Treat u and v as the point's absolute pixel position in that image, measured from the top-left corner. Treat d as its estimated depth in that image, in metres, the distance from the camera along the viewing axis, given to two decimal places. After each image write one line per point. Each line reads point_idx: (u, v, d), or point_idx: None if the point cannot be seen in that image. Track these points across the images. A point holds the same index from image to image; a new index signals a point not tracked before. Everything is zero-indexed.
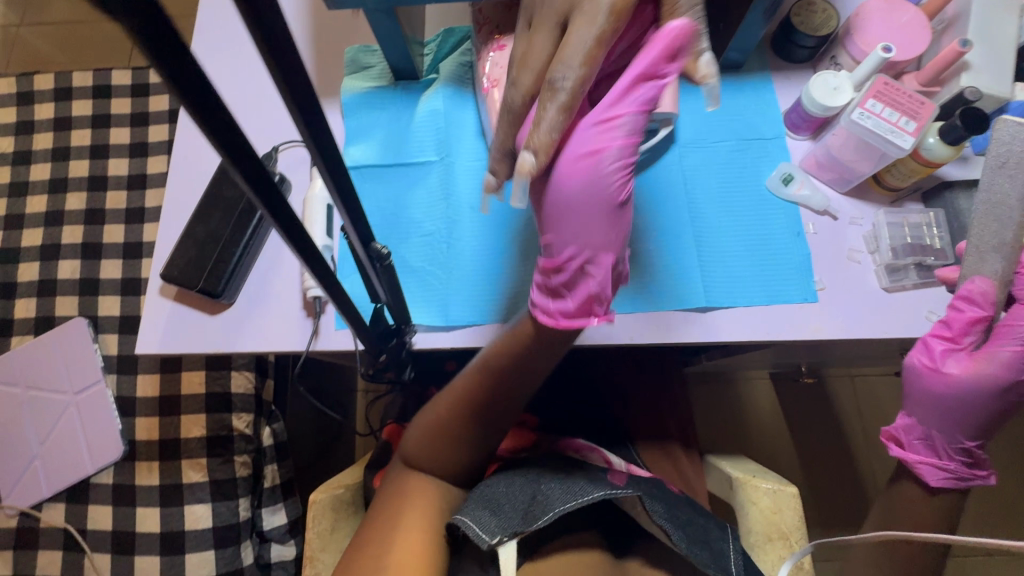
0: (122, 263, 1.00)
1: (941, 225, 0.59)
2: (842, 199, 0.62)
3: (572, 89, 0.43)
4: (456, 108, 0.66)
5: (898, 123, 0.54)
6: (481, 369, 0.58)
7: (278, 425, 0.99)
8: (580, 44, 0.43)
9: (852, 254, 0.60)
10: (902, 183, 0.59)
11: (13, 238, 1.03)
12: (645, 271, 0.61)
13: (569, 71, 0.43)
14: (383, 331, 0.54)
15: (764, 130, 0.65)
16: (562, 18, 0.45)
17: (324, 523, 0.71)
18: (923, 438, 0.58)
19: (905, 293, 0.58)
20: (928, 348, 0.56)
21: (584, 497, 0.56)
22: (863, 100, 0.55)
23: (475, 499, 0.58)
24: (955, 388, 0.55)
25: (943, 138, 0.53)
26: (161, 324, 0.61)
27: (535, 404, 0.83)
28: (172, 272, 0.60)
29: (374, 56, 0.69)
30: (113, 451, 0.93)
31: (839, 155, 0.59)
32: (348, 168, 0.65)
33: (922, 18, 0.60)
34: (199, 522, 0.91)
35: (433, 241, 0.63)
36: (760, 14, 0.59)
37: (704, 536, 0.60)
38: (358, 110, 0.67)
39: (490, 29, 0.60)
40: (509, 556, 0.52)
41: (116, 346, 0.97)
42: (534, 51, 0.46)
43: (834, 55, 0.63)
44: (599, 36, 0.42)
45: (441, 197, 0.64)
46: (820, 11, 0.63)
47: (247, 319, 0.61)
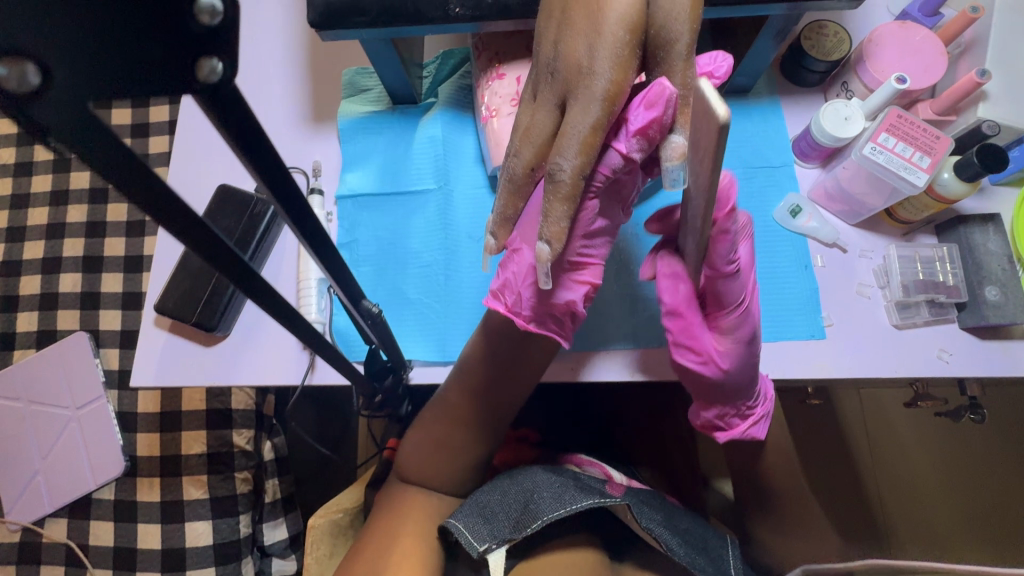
0: (123, 276, 0.97)
1: (955, 261, 0.57)
2: (852, 230, 0.60)
3: (572, 180, 0.42)
4: (454, 134, 0.65)
5: (911, 158, 0.52)
6: (479, 396, 0.58)
7: (278, 439, 0.93)
8: (577, 134, 0.42)
9: (862, 289, 0.58)
10: (914, 217, 0.58)
11: (15, 251, 1.00)
12: (647, 306, 0.59)
13: (566, 161, 0.42)
14: (378, 369, 0.52)
15: (772, 157, 0.63)
16: (560, 99, 0.44)
17: (322, 548, 0.68)
18: (723, 416, 0.59)
19: (915, 330, 0.56)
20: (686, 349, 0.54)
21: (573, 504, 0.54)
22: (876, 134, 0.54)
23: (469, 505, 0.58)
24: (741, 370, 0.55)
25: (958, 174, 0.52)
26: (156, 357, 0.61)
27: (537, 426, 0.81)
28: (166, 304, 0.60)
29: (371, 79, 0.68)
30: (114, 468, 0.89)
31: (848, 188, 0.57)
32: (344, 197, 0.64)
33: (938, 43, 0.57)
34: (200, 539, 0.87)
35: (430, 273, 0.61)
36: (770, 39, 0.57)
37: (703, 544, 0.59)
38: (353, 136, 0.65)
39: (489, 56, 0.58)
40: (498, 560, 0.53)
41: (117, 361, 0.93)
42: (536, 129, 0.45)
43: (846, 81, 0.61)
44: (595, 124, 0.42)
45: (439, 226, 0.62)
46: (832, 34, 0.61)
47: (242, 352, 0.60)
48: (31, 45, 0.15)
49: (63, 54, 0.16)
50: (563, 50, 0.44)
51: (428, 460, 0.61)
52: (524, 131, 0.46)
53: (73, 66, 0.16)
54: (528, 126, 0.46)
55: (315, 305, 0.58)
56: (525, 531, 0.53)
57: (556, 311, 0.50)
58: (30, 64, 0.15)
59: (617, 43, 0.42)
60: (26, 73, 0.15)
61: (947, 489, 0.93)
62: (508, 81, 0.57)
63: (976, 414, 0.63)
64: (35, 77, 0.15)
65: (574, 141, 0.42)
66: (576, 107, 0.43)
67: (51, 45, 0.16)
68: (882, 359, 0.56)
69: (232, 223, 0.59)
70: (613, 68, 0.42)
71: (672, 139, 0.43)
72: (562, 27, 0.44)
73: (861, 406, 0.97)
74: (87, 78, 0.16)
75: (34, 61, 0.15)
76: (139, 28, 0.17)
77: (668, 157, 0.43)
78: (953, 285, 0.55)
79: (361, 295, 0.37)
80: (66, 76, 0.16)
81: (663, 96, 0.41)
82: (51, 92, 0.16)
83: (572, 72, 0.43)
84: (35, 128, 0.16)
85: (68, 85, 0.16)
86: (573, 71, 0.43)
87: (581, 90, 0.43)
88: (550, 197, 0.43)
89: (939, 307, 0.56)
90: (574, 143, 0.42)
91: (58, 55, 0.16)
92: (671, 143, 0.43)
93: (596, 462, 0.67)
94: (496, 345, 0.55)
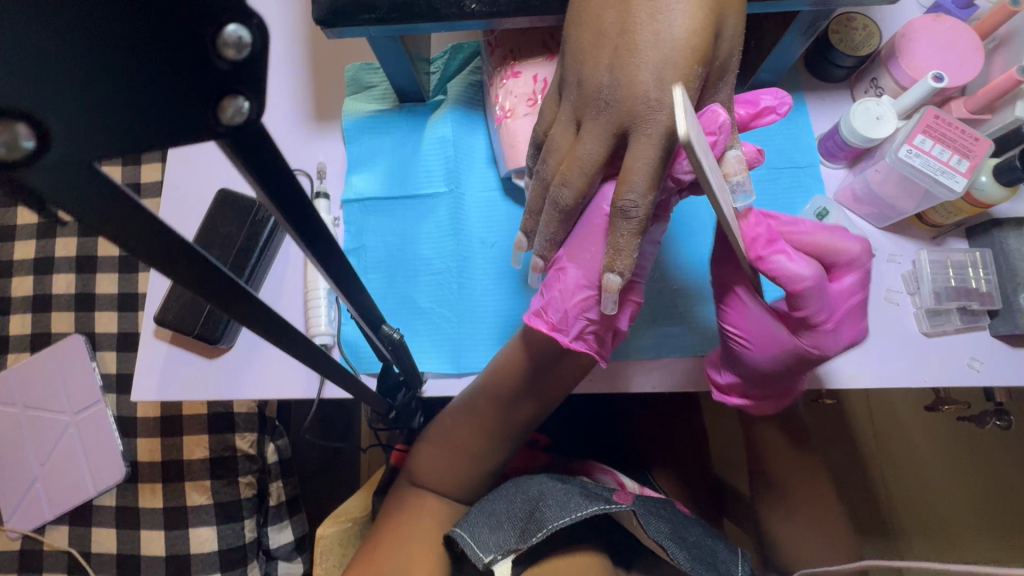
0: (118, 277, 0.93)
1: (988, 266, 0.55)
2: (880, 235, 0.58)
3: (642, 217, 0.41)
4: (465, 133, 0.63)
5: (949, 161, 0.50)
6: (493, 409, 0.56)
7: (282, 441, 0.91)
8: (644, 165, 0.40)
9: (890, 295, 0.56)
10: (946, 220, 0.55)
11: (6, 251, 0.96)
12: (673, 313, 0.57)
13: (637, 197, 0.40)
14: (391, 384, 0.50)
15: (798, 157, 0.60)
16: (620, 128, 0.41)
17: (332, 559, 0.66)
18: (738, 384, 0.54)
19: (946, 337, 0.55)
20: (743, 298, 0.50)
21: (580, 512, 0.51)
22: (912, 136, 0.51)
23: (477, 512, 0.56)
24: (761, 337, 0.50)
25: (997, 178, 0.51)
26: (157, 370, 0.58)
27: (543, 427, 0.80)
28: (167, 316, 0.57)
29: (376, 74, 0.64)
30: (116, 474, 0.86)
31: (878, 191, 0.55)
32: (350, 201, 0.61)
33: (973, 36, 0.54)
34: (204, 546, 0.85)
35: (442, 281, 0.59)
36: (798, 35, 0.54)
37: (711, 558, 0.56)
38: (360, 135, 0.62)
39: (503, 53, 0.55)
40: (504, 570, 0.50)
41: (115, 364, 0.90)
42: (581, 158, 0.43)
43: (875, 77, 0.58)
44: (664, 154, 0.40)
45: (450, 231, 0.60)
46: (861, 27, 0.58)
47: (249, 363, 0.58)
48: (28, 99, 0.13)
49: (68, 105, 0.14)
50: (621, 76, 0.41)
51: (440, 466, 0.59)
52: (569, 159, 0.44)
53: (74, 116, 0.14)
54: (574, 153, 0.44)
55: (324, 317, 0.55)
56: (531, 539, 0.50)
57: (604, 328, 0.48)
58: (21, 124, 0.13)
59: (680, 71, 0.39)
60: (18, 135, 0.13)
61: (950, 484, 0.93)
62: (525, 80, 0.54)
63: (1001, 420, 0.61)
64: (28, 139, 0.14)
65: (643, 174, 0.40)
66: (644, 140, 0.40)
67: (46, 95, 0.14)
68: (909, 369, 0.54)
69: (234, 229, 0.57)
70: (678, 96, 0.39)
71: (732, 152, 0.42)
72: (620, 51, 0.41)
73: (870, 404, 0.95)
74: (96, 129, 0.15)
75: (26, 117, 0.14)
76: (150, 75, 0.15)
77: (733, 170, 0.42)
78: (985, 292, 0.53)
79: (381, 320, 0.34)
80: (66, 128, 0.14)
81: (721, 126, 0.40)
82: (48, 152, 0.14)
83: (636, 102, 0.40)
84: (24, 188, 0.15)
85: (67, 138, 0.14)
86: (634, 103, 0.40)
87: (649, 124, 0.40)
88: (621, 233, 0.41)
89: (971, 314, 0.54)
90: (636, 175, 0.40)
91: (55, 103, 0.14)
92: (731, 156, 0.42)
93: (609, 471, 0.66)
94: (513, 357, 0.53)
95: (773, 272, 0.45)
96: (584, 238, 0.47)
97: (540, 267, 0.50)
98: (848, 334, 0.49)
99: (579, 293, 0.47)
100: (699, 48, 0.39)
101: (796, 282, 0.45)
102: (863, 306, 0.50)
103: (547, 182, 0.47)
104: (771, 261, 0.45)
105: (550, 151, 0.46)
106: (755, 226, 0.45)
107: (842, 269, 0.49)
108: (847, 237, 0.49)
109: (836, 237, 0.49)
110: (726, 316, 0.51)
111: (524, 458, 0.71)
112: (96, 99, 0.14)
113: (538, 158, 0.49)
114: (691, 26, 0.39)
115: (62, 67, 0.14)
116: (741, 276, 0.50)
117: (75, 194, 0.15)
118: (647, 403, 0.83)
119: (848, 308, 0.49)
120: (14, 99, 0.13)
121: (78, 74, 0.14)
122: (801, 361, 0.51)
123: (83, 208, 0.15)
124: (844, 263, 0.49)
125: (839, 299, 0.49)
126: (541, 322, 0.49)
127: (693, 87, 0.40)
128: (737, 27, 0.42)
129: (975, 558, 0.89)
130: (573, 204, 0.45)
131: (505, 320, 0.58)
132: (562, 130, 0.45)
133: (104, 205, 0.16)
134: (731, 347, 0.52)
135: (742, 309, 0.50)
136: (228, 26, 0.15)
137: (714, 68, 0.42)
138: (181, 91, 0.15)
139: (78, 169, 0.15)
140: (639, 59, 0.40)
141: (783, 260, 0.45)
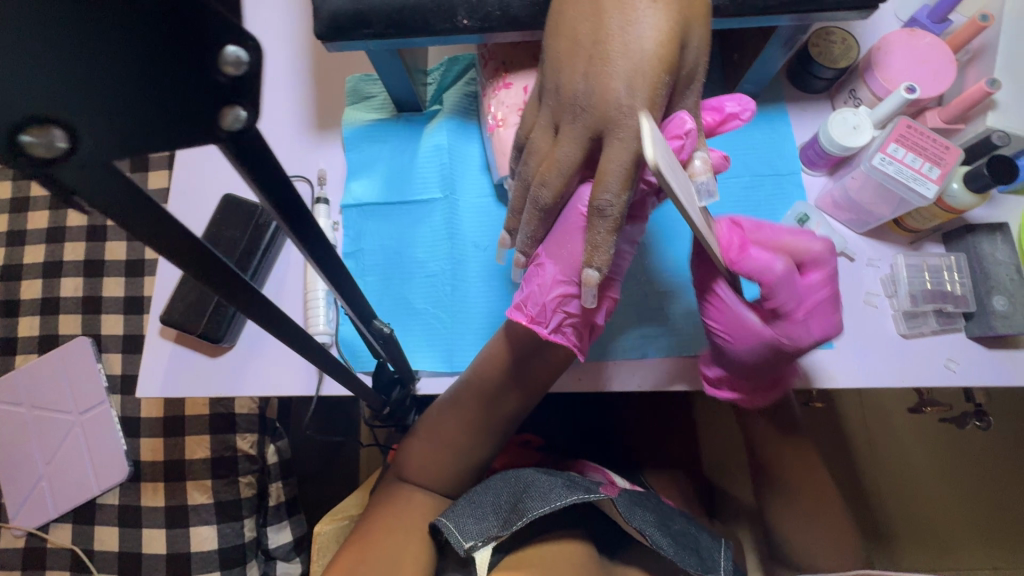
0: (124, 281, 0.96)
1: (963, 270, 0.56)
2: (859, 240, 0.60)
3: (616, 215, 0.43)
4: (460, 141, 0.65)
5: (920, 169, 0.52)
6: (485, 407, 0.58)
7: (282, 442, 0.93)
8: (618, 170, 0.42)
9: (869, 298, 0.58)
10: (923, 225, 0.57)
11: (16, 256, 0.99)
12: (657, 314, 0.59)
13: (612, 197, 0.43)
14: (385, 381, 0.52)
15: (780, 165, 0.63)
16: (593, 133, 0.44)
17: (328, 556, 0.68)
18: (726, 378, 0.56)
19: (923, 339, 0.56)
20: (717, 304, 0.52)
21: (560, 501, 0.53)
22: (886, 145, 0.53)
23: (462, 501, 0.58)
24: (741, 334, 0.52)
25: (967, 185, 0.53)
26: (161, 369, 0.60)
27: (536, 428, 0.82)
28: (172, 316, 0.59)
29: (375, 85, 0.67)
30: (119, 472, 0.88)
31: (856, 198, 0.57)
32: (348, 207, 0.63)
33: (946, 50, 0.57)
34: (204, 544, 0.86)
35: (436, 283, 0.61)
36: (778, 47, 0.57)
37: (695, 545, 0.58)
38: (359, 143, 0.65)
39: (495, 65, 0.58)
40: (484, 557, 0.53)
41: (120, 365, 0.93)
42: (559, 160, 0.45)
43: (853, 89, 0.60)
44: (634, 160, 0.42)
45: (445, 235, 0.62)
46: (839, 41, 0.61)
47: (250, 362, 0.60)
48: (61, 107, 0.16)
49: (94, 112, 0.16)
50: (596, 86, 0.43)
51: (432, 461, 0.61)
52: (549, 161, 0.46)
53: (97, 120, 0.16)
54: (553, 157, 0.46)
55: (322, 316, 0.57)
56: (512, 527, 0.52)
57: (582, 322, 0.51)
58: (56, 128, 0.16)
59: (655, 82, 0.42)
60: (54, 137, 0.16)
61: (941, 487, 0.94)
62: (515, 91, 0.57)
63: (981, 421, 0.62)
64: (62, 141, 0.16)
65: (615, 176, 0.42)
66: (616, 145, 0.42)
67: (76, 103, 0.16)
68: (887, 369, 0.56)
69: (237, 233, 0.59)
70: (646, 100, 0.42)
71: (697, 155, 0.44)
72: (594, 61, 0.43)
73: (861, 407, 0.97)
74: (117, 132, 0.17)
75: (58, 123, 0.16)
76: (162, 88, 0.17)
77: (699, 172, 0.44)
78: (960, 295, 0.55)
79: (372, 315, 0.36)
80: (92, 133, 0.17)
81: (686, 133, 0.42)
82: (77, 152, 0.16)
83: (608, 109, 0.42)
84: (60, 184, 0.17)
85: (94, 141, 0.17)
86: (607, 110, 0.42)
87: (619, 130, 0.42)
88: (599, 231, 0.44)
89: (947, 317, 0.56)
90: (611, 179, 0.42)
91: (84, 113, 0.16)
92: (697, 159, 0.44)
93: (599, 468, 0.68)
94: (501, 355, 0.55)
95: (748, 272, 0.48)
96: (562, 237, 0.49)
97: (520, 263, 0.52)
98: (820, 328, 0.50)
99: (556, 288, 0.50)
100: (666, 59, 0.41)
101: (766, 274, 0.48)
102: (834, 300, 0.51)
103: (528, 182, 0.49)
104: (745, 263, 0.47)
105: (530, 153, 0.48)
106: (725, 234, 0.48)
107: (810, 266, 0.51)
108: (808, 237, 0.50)
109: (800, 237, 0.51)
110: (708, 312, 0.53)
111: (516, 457, 0.73)
112: (120, 110, 0.17)
113: (521, 160, 0.51)
114: (658, 37, 0.41)
115: (92, 83, 0.16)
116: (716, 272, 0.52)
117: (97, 188, 0.17)
118: (638, 405, 0.85)
119: (818, 301, 0.50)
120: (49, 107, 0.15)
121: (104, 90, 0.16)
122: (777, 355, 0.52)
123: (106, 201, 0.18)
124: (810, 260, 0.50)
125: (808, 291, 0.50)
126: (521, 315, 0.51)
127: (661, 94, 0.42)
128: (705, 41, 0.44)
129: (967, 562, 0.90)
130: (552, 203, 0.47)
131: (496, 320, 0.60)
132: (541, 134, 0.48)
133: (124, 197, 0.18)
134: (714, 342, 0.54)
135: (721, 306, 0.52)
136: (227, 47, 0.17)
137: (688, 79, 0.45)
138: (187, 99, 0.18)
139: (99, 167, 0.17)
140: (611, 70, 0.42)
141: (748, 258, 0.48)
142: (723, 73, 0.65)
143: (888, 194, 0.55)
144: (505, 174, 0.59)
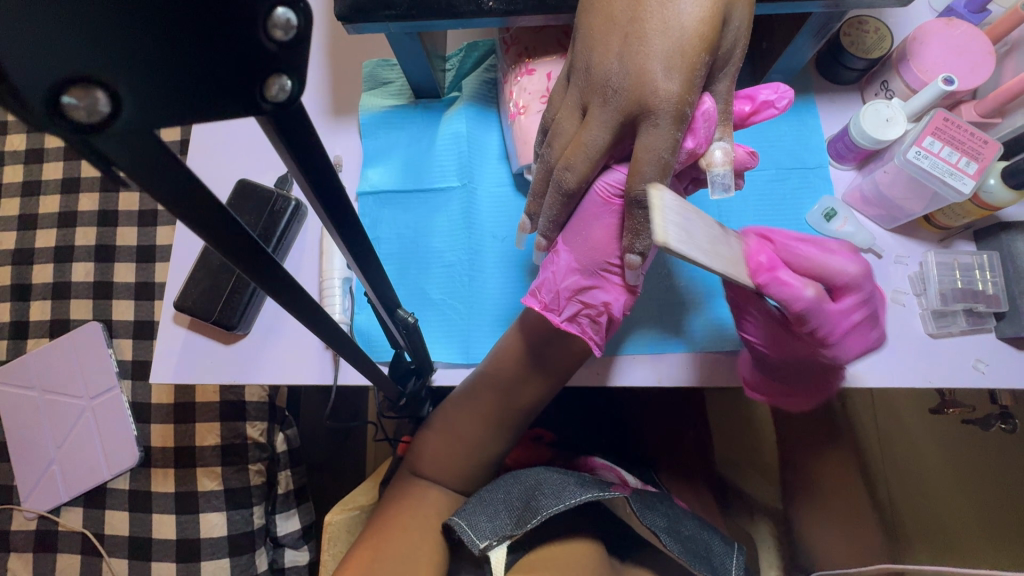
0: (135, 267, 0.95)
1: (995, 269, 0.55)
2: (887, 236, 0.59)
3: None
4: (479, 129, 0.64)
5: (957, 163, 0.51)
6: (501, 399, 0.58)
7: (292, 430, 0.93)
8: (654, 159, 0.42)
9: (896, 296, 0.57)
10: (954, 222, 0.56)
11: (28, 239, 0.99)
12: (677, 309, 0.58)
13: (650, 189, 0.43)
14: (402, 371, 0.51)
15: (806, 157, 0.61)
16: (625, 119, 0.43)
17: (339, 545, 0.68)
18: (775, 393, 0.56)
19: (951, 339, 0.55)
20: (752, 330, 0.52)
21: (574, 499, 0.52)
22: (920, 138, 0.52)
23: (475, 501, 0.57)
24: (777, 350, 0.52)
25: (1005, 180, 0.51)
26: (175, 355, 0.60)
27: (547, 421, 0.82)
28: (186, 302, 0.59)
29: (393, 70, 0.66)
30: (130, 458, 0.88)
31: (887, 192, 0.55)
32: (365, 193, 0.62)
33: (984, 40, 0.55)
34: (214, 530, 0.86)
35: (453, 273, 0.60)
36: (809, 37, 0.55)
37: (706, 552, 0.57)
38: (376, 130, 0.64)
39: (518, 51, 0.57)
40: (499, 557, 0.52)
41: (131, 351, 0.92)
42: (586, 146, 0.44)
43: (885, 79, 0.58)
44: (672, 149, 0.41)
45: (462, 225, 0.61)
46: (872, 30, 0.59)
47: (264, 350, 0.60)
48: (101, 70, 0.15)
49: (135, 76, 0.16)
50: (631, 69, 0.41)
51: (446, 455, 0.60)
52: (574, 144, 0.45)
53: (143, 86, 0.16)
54: (580, 141, 0.45)
55: (339, 304, 0.57)
56: (526, 526, 0.51)
57: (597, 310, 0.50)
58: (99, 91, 0.15)
59: (692, 65, 0.40)
60: (96, 101, 0.15)
61: (958, 490, 0.92)
62: (539, 77, 0.56)
63: (1007, 423, 0.61)
64: (105, 106, 0.15)
65: (649, 169, 0.42)
66: (652, 133, 0.41)
67: (116, 64, 0.15)
68: (916, 368, 0.55)
69: (252, 219, 0.58)
70: (684, 85, 0.40)
71: (717, 146, 0.44)
72: (630, 39, 0.42)
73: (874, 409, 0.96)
74: (159, 102, 0.16)
75: (102, 86, 0.15)
76: (206, 60, 0.17)
77: (719, 162, 0.44)
78: (992, 294, 0.54)
79: (396, 304, 0.36)
80: (136, 100, 0.16)
81: (704, 114, 0.43)
82: (119, 121, 0.16)
83: (645, 95, 0.41)
84: (100, 158, 0.16)
85: (137, 109, 0.16)
86: (644, 93, 0.41)
87: (655, 117, 0.41)
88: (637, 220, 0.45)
89: (977, 316, 0.54)
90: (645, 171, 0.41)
91: (127, 76, 0.15)
92: (716, 149, 0.44)
93: (609, 467, 0.67)
94: (520, 348, 0.55)
95: (776, 295, 0.47)
96: (583, 225, 0.49)
97: (541, 247, 0.52)
98: (857, 345, 0.52)
99: (571, 277, 0.50)
100: (707, 41, 0.40)
101: (797, 300, 0.48)
102: (870, 318, 0.52)
103: (551, 166, 0.48)
104: (773, 286, 0.47)
105: (555, 135, 0.47)
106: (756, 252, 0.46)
107: (842, 290, 0.51)
108: (843, 257, 0.51)
109: (829, 254, 0.50)
110: (745, 328, 0.53)
111: (528, 450, 0.72)
112: (162, 74, 0.16)
113: (544, 142, 0.50)
114: (700, 18, 0.40)
115: (133, 47, 0.15)
116: (749, 296, 0.51)
117: (138, 158, 0.16)
118: (651, 401, 0.84)
119: (851, 323, 0.51)
120: (87, 68, 0.15)
121: (139, 53, 0.15)
122: (815, 363, 0.54)
123: (146, 173, 0.17)
124: (843, 283, 0.50)
125: (842, 315, 0.50)
126: (534, 302, 0.51)
127: (699, 77, 0.41)
128: (743, 25, 0.43)
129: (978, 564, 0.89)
130: (575, 187, 0.46)
131: (512, 311, 0.59)
132: (567, 115, 0.46)
133: (158, 174, 0.17)
134: (751, 353, 0.54)
135: (849, 330, 0.51)
136: (276, 10, 0.17)
137: (722, 64, 0.44)
138: (236, 66, 0.17)
139: (141, 137, 0.16)
140: (648, 52, 0.41)
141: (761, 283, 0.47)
142: (750, 62, 0.64)
143: (913, 188, 0.53)
144: (527, 162, 0.58)
